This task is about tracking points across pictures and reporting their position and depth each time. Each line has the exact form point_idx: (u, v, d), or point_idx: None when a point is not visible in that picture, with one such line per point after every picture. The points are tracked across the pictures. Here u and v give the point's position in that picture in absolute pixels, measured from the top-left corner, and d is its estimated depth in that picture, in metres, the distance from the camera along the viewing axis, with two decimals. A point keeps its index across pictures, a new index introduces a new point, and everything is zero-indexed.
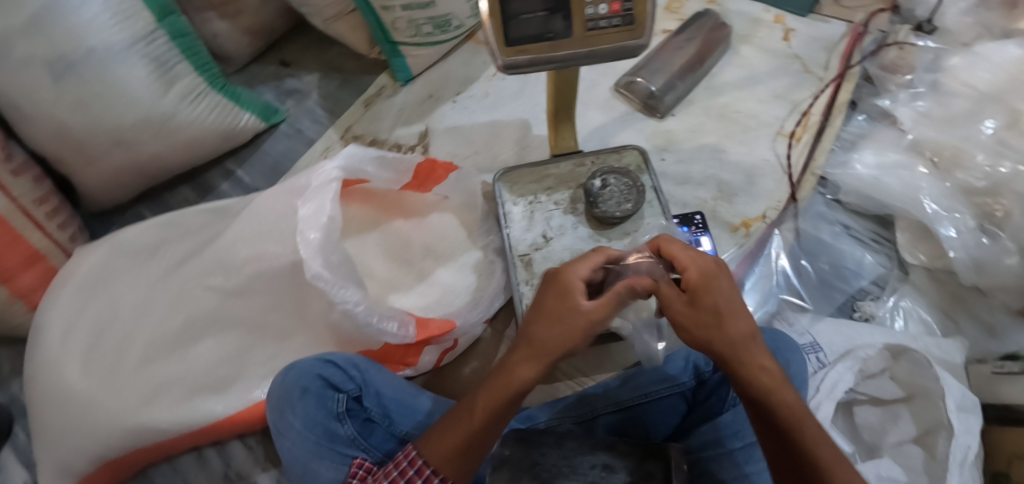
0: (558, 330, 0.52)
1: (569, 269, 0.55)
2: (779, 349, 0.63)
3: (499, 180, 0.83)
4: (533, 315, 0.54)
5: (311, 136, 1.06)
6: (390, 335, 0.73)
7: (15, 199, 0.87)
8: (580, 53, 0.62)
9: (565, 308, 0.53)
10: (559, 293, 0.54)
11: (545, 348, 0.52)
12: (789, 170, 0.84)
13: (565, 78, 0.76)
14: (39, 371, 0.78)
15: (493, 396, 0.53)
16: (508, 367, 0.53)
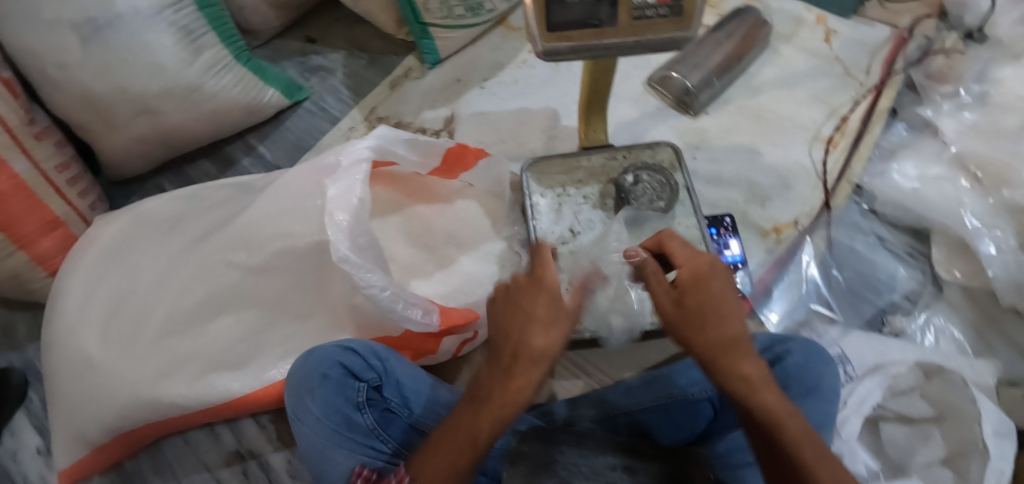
0: (552, 331, 0.52)
1: (546, 270, 0.55)
2: (812, 362, 0.61)
3: (527, 170, 0.82)
4: (523, 325, 0.51)
5: (335, 114, 1.04)
6: (413, 322, 0.71)
7: (37, 164, 0.86)
8: (624, 43, 0.61)
9: (548, 307, 0.53)
10: (546, 295, 0.53)
11: (538, 352, 0.51)
12: (824, 176, 0.82)
13: (600, 69, 0.73)
14: (57, 339, 0.78)
15: (493, 411, 0.49)
16: (502, 384, 0.50)
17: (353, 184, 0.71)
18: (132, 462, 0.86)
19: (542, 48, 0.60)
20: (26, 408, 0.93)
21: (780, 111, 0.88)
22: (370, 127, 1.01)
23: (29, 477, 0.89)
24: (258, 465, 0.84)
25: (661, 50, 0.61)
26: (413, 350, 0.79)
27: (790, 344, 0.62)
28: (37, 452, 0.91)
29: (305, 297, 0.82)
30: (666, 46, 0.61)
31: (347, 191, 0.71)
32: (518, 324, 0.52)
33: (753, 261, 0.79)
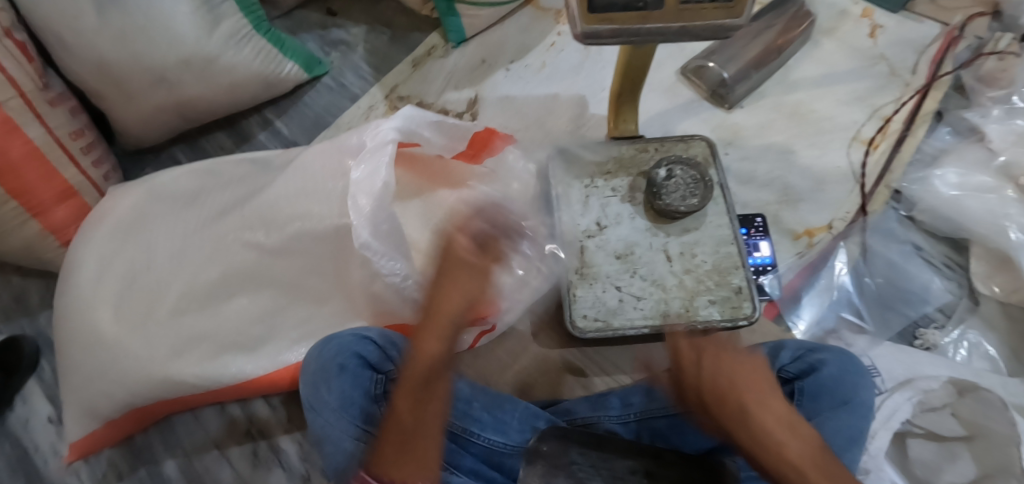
0: (460, 291, 0.57)
1: (452, 241, 0.61)
2: (848, 375, 0.59)
3: (554, 159, 0.80)
4: (436, 286, 0.58)
5: (355, 91, 1.01)
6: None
7: (51, 130, 0.84)
8: (671, 27, 0.58)
9: (458, 270, 0.58)
10: (455, 260, 0.59)
11: (442, 311, 0.56)
12: (862, 179, 0.80)
13: (638, 58, 0.71)
14: (72, 311, 0.77)
15: (414, 383, 0.54)
16: (415, 356, 0.54)
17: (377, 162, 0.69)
18: (143, 436, 0.86)
19: (582, 30, 0.57)
20: (38, 377, 0.93)
21: (818, 109, 0.85)
22: (391, 106, 0.98)
23: (40, 446, 0.89)
24: (268, 447, 0.83)
25: (713, 36, 0.58)
26: None
27: (825, 354, 0.60)
28: (49, 421, 0.91)
29: (319, 281, 0.80)
30: (715, 35, 0.58)
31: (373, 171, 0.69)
32: (434, 294, 0.58)
33: (784, 263, 0.77)
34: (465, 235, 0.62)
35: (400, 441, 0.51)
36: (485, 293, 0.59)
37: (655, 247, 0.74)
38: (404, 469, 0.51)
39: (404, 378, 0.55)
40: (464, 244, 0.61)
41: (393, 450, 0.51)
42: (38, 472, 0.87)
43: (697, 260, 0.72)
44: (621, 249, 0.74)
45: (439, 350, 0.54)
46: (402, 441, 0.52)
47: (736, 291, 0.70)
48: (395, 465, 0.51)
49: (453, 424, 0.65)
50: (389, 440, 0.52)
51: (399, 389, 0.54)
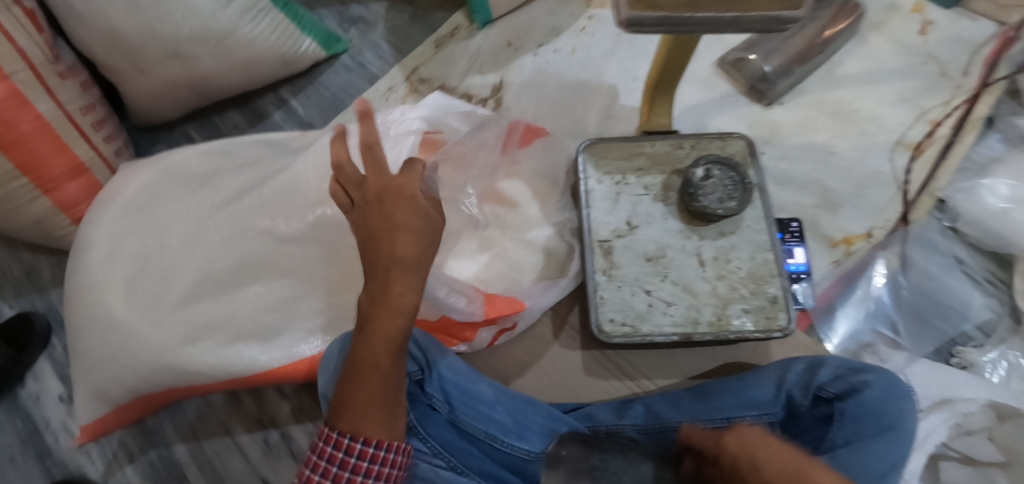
0: (432, 245, 0.56)
1: (404, 185, 0.57)
2: (893, 400, 0.58)
3: (583, 152, 0.76)
4: (392, 234, 0.54)
5: (375, 72, 0.97)
6: (456, 311, 0.69)
7: (61, 104, 0.80)
8: (722, 17, 0.54)
9: (420, 221, 0.56)
10: (413, 206, 0.56)
11: (414, 265, 0.54)
12: (906, 185, 0.76)
13: (680, 47, 0.68)
14: (82, 292, 0.74)
15: (386, 342, 0.53)
16: (392, 314, 0.53)
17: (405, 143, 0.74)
18: (154, 419, 0.84)
19: (627, 16, 0.53)
20: (49, 354, 0.91)
21: (862, 108, 0.81)
22: (412, 89, 0.93)
23: (51, 424, 0.88)
24: (280, 435, 0.82)
25: (767, 29, 0.54)
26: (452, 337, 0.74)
27: (869, 376, 0.59)
28: (60, 399, 0.89)
29: (334, 272, 0.75)
30: (767, 28, 0.55)
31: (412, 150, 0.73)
32: (400, 244, 0.54)
33: (819, 272, 0.74)
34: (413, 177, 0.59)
35: (377, 396, 0.53)
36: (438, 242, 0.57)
37: (687, 250, 0.71)
38: (380, 423, 0.54)
39: (370, 334, 0.53)
40: (415, 189, 0.58)
41: (366, 406, 0.53)
42: (49, 450, 0.86)
43: (731, 266, 0.70)
44: (652, 251, 0.71)
45: (415, 308, 0.54)
46: (376, 396, 0.54)
47: (772, 300, 0.68)
48: (374, 423, 0.53)
49: (475, 429, 0.64)
50: (362, 395, 0.53)
51: (373, 347, 0.53)
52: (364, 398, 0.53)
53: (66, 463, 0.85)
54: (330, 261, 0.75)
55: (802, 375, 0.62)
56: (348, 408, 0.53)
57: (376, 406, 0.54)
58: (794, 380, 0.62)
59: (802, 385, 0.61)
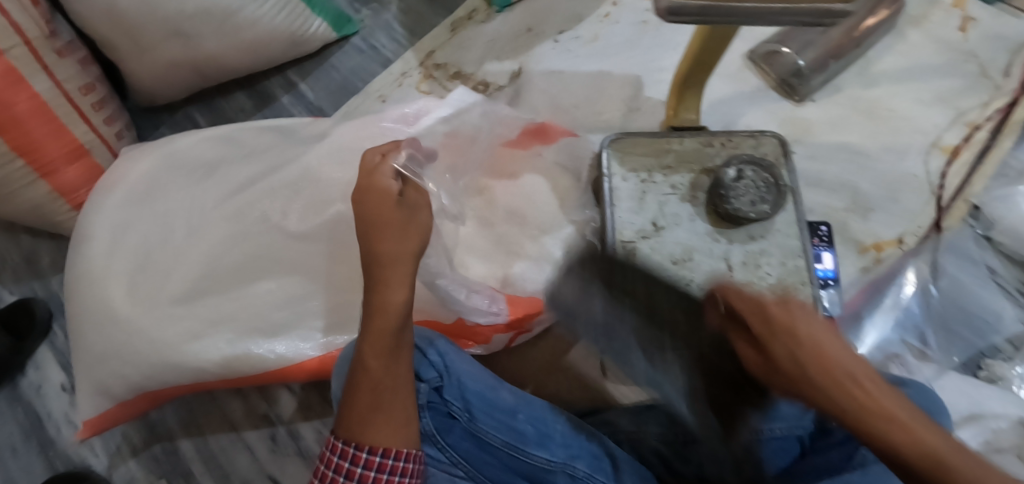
0: (412, 239, 0.58)
1: (376, 183, 0.60)
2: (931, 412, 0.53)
3: (608, 147, 0.73)
4: (373, 234, 0.57)
5: (388, 56, 0.93)
6: (480, 312, 0.68)
7: (59, 84, 0.76)
8: (770, 8, 0.51)
9: (394, 217, 0.59)
10: (388, 205, 0.59)
11: (399, 261, 0.57)
12: (940, 191, 0.75)
13: (716, 37, 0.66)
14: (82, 283, 0.71)
15: (381, 339, 0.54)
16: (385, 311, 0.55)
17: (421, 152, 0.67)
18: (158, 412, 0.83)
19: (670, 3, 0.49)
20: (50, 343, 0.89)
21: (896, 108, 0.79)
22: (426, 74, 0.90)
23: (53, 414, 0.86)
24: (287, 432, 0.80)
25: (815, 23, 0.52)
26: (467, 339, 0.73)
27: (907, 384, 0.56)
28: (62, 389, 0.88)
29: (343, 270, 0.73)
30: (815, 21, 0.52)
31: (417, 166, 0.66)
32: (381, 245, 0.57)
33: (847, 278, 0.73)
34: (387, 176, 0.61)
35: (375, 396, 0.52)
36: (422, 240, 0.59)
37: (716, 254, 0.68)
38: (385, 427, 0.52)
39: (368, 335, 0.54)
40: (389, 186, 0.60)
41: (369, 408, 0.52)
42: (51, 442, 0.85)
43: (761, 272, 0.67)
44: (678, 253, 0.69)
45: (405, 302, 0.56)
46: (375, 398, 0.52)
47: None
48: (375, 425, 0.52)
49: (494, 438, 0.61)
50: (362, 397, 0.52)
51: (369, 347, 0.54)
52: (365, 401, 0.52)
53: (69, 455, 0.84)
54: (342, 257, 0.73)
55: None
56: (352, 413, 0.53)
57: (378, 409, 0.52)
58: None
59: None
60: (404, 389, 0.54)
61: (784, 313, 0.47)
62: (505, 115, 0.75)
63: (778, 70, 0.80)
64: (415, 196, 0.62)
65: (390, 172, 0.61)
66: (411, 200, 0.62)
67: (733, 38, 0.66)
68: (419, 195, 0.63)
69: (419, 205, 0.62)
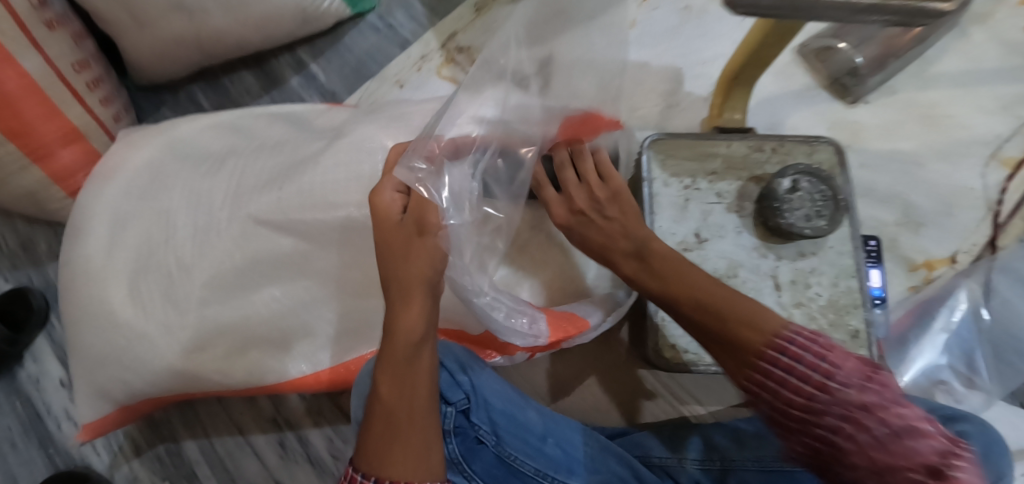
0: (419, 263, 0.50)
1: (376, 197, 0.52)
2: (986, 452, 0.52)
3: (649, 149, 0.68)
4: (387, 260, 0.50)
5: (406, 36, 0.88)
6: (519, 335, 0.61)
7: (51, 61, 0.68)
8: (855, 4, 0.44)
9: (397, 239, 0.51)
10: (390, 225, 0.51)
11: (412, 286, 0.49)
12: (998, 207, 0.73)
13: (778, 33, 0.59)
14: (77, 284, 0.65)
15: (393, 366, 0.47)
16: (394, 339, 0.48)
17: (437, 153, 0.53)
18: (161, 412, 0.79)
19: None
20: (47, 334, 0.84)
21: (955, 115, 0.76)
22: (448, 58, 0.86)
23: (52, 409, 0.81)
24: (296, 438, 0.77)
25: (905, 23, 0.44)
26: (491, 347, 0.68)
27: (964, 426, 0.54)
28: (61, 384, 0.83)
29: (357, 276, 0.67)
30: (908, 21, 0.45)
31: (429, 170, 0.52)
32: (386, 271, 0.50)
33: (894, 297, 0.72)
34: (388, 189, 0.53)
35: (388, 426, 0.46)
36: (438, 257, 0.51)
37: (762, 270, 0.65)
38: (403, 460, 0.45)
39: (379, 362, 0.48)
40: (391, 202, 0.52)
41: (383, 440, 0.46)
42: (51, 438, 0.80)
43: (810, 292, 0.64)
44: (722, 268, 0.65)
45: (417, 329, 0.49)
46: (390, 427, 0.46)
47: (852, 335, 0.63)
48: (391, 457, 0.45)
49: (525, 464, 0.58)
50: (376, 426, 0.46)
51: (380, 373, 0.48)
52: (379, 432, 0.46)
53: (71, 453, 0.80)
54: (355, 263, 0.66)
55: None
56: (367, 443, 0.46)
57: (394, 439, 0.45)
58: None
59: None
60: (423, 419, 0.47)
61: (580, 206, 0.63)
62: (554, 105, 0.60)
63: (833, 68, 0.76)
64: (428, 215, 0.51)
65: (394, 182, 0.53)
66: (421, 218, 0.51)
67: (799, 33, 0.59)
68: (434, 216, 0.51)
69: (432, 226, 0.51)
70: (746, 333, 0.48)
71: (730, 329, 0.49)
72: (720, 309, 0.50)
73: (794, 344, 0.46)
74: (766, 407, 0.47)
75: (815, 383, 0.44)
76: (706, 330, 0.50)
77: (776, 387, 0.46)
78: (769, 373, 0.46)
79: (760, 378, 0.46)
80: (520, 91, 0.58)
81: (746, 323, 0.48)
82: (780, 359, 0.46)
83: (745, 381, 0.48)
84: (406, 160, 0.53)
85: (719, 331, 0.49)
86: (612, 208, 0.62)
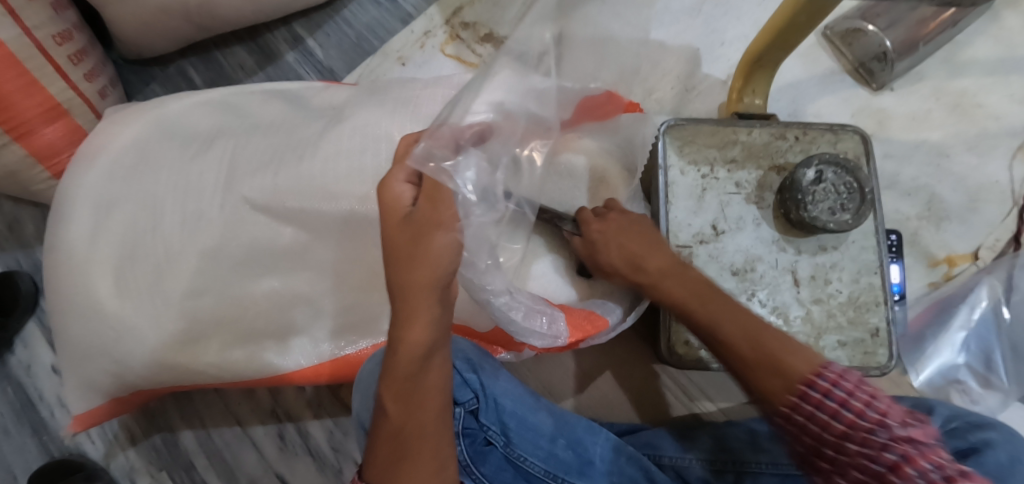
0: (426, 266, 0.45)
1: (385, 190, 0.49)
2: (1018, 463, 0.51)
3: (666, 135, 0.65)
4: (396, 267, 0.46)
5: (409, 10, 0.84)
6: (538, 335, 0.58)
7: (27, 32, 0.63)
8: None
9: (403, 238, 0.47)
10: (397, 220, 0.48)
11: (417, 292, 0.46)
12: (1020, 199, 0.74)
13: (809, 13, 0.56)
14: (63, 272, 0.62)
15: (398, 382, 0.45)
16: (396, 354, 0.45)
17: (462, 139, 0.49)
18: (157, 402, 0.77)
19: None
20: (38, 319, 0.80)
21: (984, 104, 0.77)
22: (452, 35, 0.83)
23: (44, 396, 0.77)
24: (296, 430, 0.76)
25: None
26: (498, 344, 0.66)
27: (991, 435, 0.53)
28: (53, 370, 0.78)
29: (359, 270, 0.64)
30: None
31: (450, 160, 0.47)
32: (393, 273, 0.46)
33: (914, 294, 0.72)
34: (399, 180, 0.49)
35: (397, 442, 0.44)
36: (453, 257, 0.46)
37: (781, 265, 0.62)
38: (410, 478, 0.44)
39: (384, 377, 0.46)
40: (401, 193, 0.48)
41: (391, 459, 0.44)
42: (45, 425, 0.77)
43: (829, 288, 0.62)
44: (740, 263, 0.62)
45: (421, 344, 0.45)
46: (398, 446, 0.44)
47: (872, 333, 0.61)
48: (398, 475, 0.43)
49: (534, 466, 0.56)
50: (383, 440, 0.45)
51: (385, 388, 0.46)
52: (386, 447, 0.44)
53: (66, 441, 0.76)
54: (358, 258, 0.64)
55: None
56: (374, 455, 0.45)
57: (400, 457, 0.44)
58: None
59: None
60: (432, 433, 0.45)
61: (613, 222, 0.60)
62: (572, 87, 0.57)
63: (859, 53, 0.77)
64: (438, 206, 0.47)
65: (405, 171, 0.49)
66: (430, 210, 0.47)
67: (829, 13, 0.55)
68: (445, 206, 0.47)
69: (444, 220, 0.46)
70: (778, 359, 0.44)
71: (772, 354, 0.45)
72: (760, 338, 0.46)
73: (837, 380, 0.42)
74: (801, 446, 0.43)
75: (866, 415, 0.39)
76: (744, 357, 0.46)
77: (819, 418, 0.41)
78: (812, 404, 0.42)
79: (800, 408, 0.42)
80: (540, 74, 0.53)
81: (786, 350, 0.45)
82: (826, 392, 0.41)
83: (782, 408, 0.43)
84: (426, 144, 0.48)
85: (760, 356, 0.45)
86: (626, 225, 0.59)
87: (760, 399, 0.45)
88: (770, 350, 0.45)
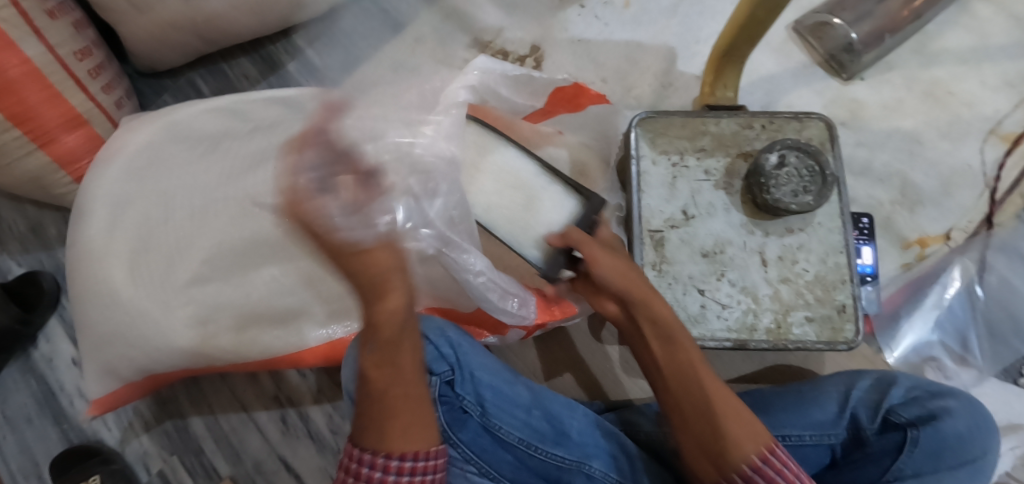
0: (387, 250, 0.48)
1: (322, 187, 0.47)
2: (976, 432, 0.53)
3: (638, 127, 0.69)
4: (359, 253, 0.47)
5: (399, 19, 0.89)
6: (509, 314, 0.62)
7: (51, 48, 0.69)
8: None
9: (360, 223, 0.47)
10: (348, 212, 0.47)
11: (391, 271, 0.48)
12: (995, 183, 0.76)
13: (765, 7, 0.58)
14: (80, 264, 0.66)
15: (378, 351, 0.47)
16: (376, 324, 0.47)
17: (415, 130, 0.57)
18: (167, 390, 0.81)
19: None
20: (60, 315, 0.85)
21: (957, 91, 0.79)
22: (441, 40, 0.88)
23: (65, 386, 0.83)
24: (298, 415, 0.80)
25: None
26: (485, 328, 0.72)
27: (950, 403, 0.54)
28: (73, 363, 0.84)
29: None
30: None
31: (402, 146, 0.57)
32: (353, 259, 0.47)
33: (886, 275, 0.73)
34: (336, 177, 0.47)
35: (390, 407, 0.47)
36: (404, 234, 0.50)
37: (750, 248, 0.65)
38: (409, 435, 0.47)
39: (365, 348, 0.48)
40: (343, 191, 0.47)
41: (384, 422, 0.47)
42: (65, 414, 0.82)
43: (797, 268, 0.64)
44: (710, 245, 0.65)
45: (398, 311, 0.48)
46: (391, 409, 0.47)
47: (839, 310, 0.63)
48: (399, 433, 0.46)
49: (509, 434, 0.59)
50: (376, 405, 0.47)
51: (368, 357, 0.48)
52: (381, 418, 0.46)
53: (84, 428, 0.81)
54: None
55: (869, 395, 0.58)
56: (368, 421, 0.47)
57: (398, 419, 0.47)
58: (861, 399, 0.58)
59: (870, 405, 0.57)
60: (417, 394, 0.48)
61: (603, 255, 0.54)
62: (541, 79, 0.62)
63: (829, 45, 0.80)
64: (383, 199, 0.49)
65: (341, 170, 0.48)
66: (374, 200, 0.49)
67: (779, 9, 0.58)
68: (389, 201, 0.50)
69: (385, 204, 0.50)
70: (738, 422, 0.48)
71: (737, 419, 0.49)
72: (732, 406, 0.49)
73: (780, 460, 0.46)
74: None
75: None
76: (724, 419, 0.49)
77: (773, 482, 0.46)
78: (768, 469, 0.46)
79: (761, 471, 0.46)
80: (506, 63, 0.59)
81: (749, 423, 0.48)
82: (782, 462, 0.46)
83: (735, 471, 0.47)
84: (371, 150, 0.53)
85: (734, 420, 0.48)
86: (620, 260, 0.55)
87: (713, 457, 0.48)
88: (739, 417, 0.49)
